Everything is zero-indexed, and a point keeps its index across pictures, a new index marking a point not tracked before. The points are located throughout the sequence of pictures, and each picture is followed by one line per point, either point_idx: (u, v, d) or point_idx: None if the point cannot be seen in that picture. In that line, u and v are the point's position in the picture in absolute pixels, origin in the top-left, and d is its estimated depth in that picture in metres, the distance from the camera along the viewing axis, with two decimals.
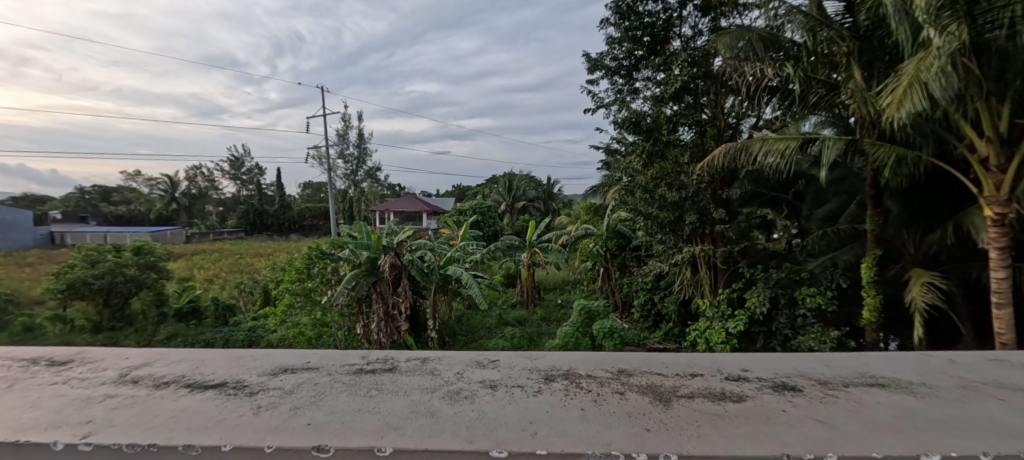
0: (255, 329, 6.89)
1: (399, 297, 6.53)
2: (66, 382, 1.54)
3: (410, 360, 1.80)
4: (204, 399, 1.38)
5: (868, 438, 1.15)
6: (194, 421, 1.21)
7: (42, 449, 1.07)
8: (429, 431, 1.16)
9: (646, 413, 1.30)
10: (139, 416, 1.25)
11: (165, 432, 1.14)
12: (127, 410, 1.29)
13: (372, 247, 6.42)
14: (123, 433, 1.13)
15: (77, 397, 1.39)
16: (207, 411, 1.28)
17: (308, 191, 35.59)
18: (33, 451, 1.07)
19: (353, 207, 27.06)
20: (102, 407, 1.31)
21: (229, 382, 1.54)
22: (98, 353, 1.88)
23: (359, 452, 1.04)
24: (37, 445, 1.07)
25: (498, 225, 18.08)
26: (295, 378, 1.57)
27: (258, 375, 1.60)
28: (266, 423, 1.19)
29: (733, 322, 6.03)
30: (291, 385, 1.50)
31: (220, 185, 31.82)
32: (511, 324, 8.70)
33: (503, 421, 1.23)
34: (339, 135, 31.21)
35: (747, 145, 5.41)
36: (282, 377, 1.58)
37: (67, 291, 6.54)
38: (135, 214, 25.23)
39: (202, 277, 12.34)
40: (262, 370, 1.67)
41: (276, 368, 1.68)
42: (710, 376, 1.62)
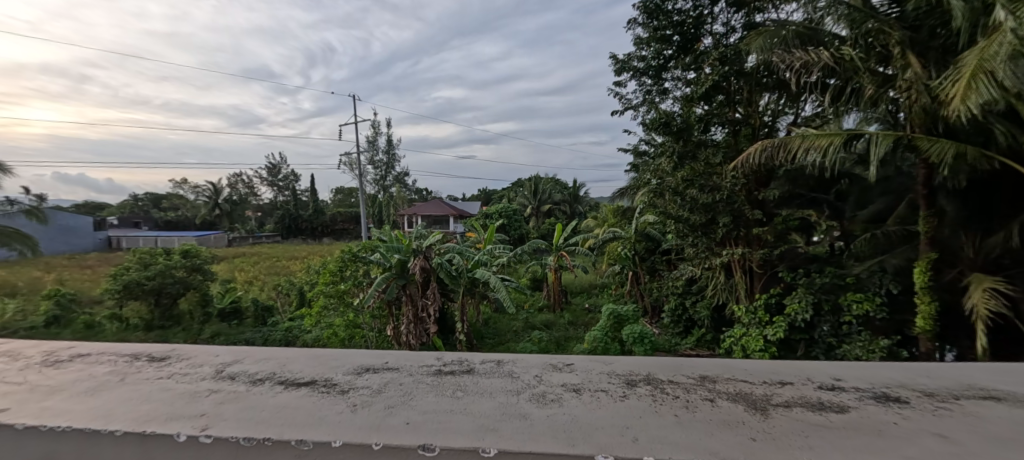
0: (292, 329, 7.19)
1: (429, 300, 6.58)
2: (172, 375, 1.64)
3: (486, 361, 1.82)
4: (299, 396, 1.43)
5: (997, 453, 1.07)
6: (297, 417, 1.26)
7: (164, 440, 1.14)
8: (526, 432, 1.16)
9: (745, 421, 1.26)
10: (245, 409, 1.32)
11: (271, 427, 1.19)
12: (233, 404, 1.35)
13: (402, 249, 6.54)
14: (236, 424, 1.20)
15: (184, 391, 1.48)
16: (305, 408, 1.33)
17: (340, 196, 36.75)
18: (156, 439, 1.15)
19: (382, 212, 27.71)
20: (209, 401, 1.39)
21: (321, 378, 1.60)
22: (190, 349, 1.99)
23: (464, 451, 1.06)
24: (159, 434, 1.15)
25: (524, 228, 18.10)
26: (382, 377, 1.61)
27: (342, 373, 1.66)
28: (367, 421, 1.23)
29: (771, 329, 5.79)
30: (382, 383, 1.54)
31: (258, 191, 33.37)
32: (538, 327, 8.65)
33: (600, 424, 1.22)
34: (369, 141, 32.16)
35: (785, 142, 5.17)
36: (368, 376, 1.62)
37: (122, 291, 7.04)
38: (181, 219, 26.88)
39: (242, 278, 12.94)
40: (344, 368, 1.72)
41: (359, 367, 1.73)
42: (801, 384, 1.55)
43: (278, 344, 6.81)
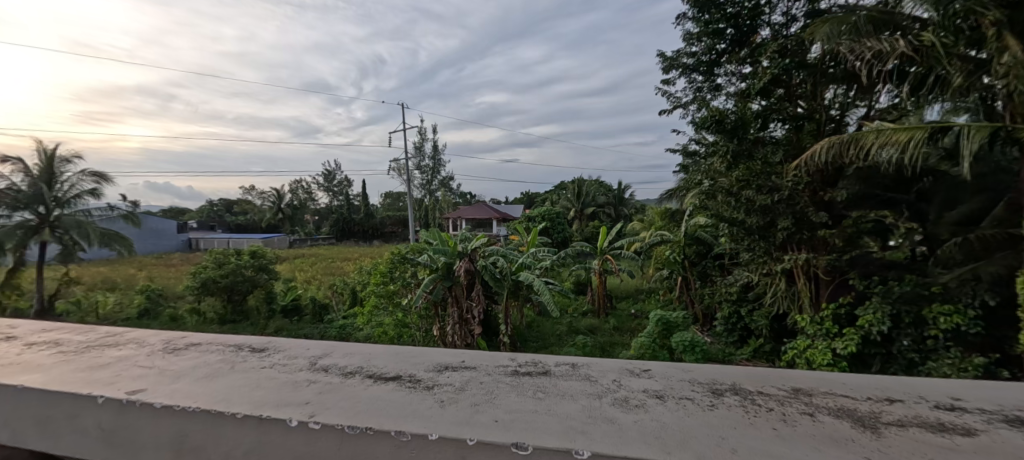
0: (346, 326, 7.60)
1: (473, 301, 6.68)
2: (274, 368, 1.20)
3: (562, 362, 1.36)
4: (385, 389, 1.05)
5: None
6: (385, 409, 0.90)
7: (182, 417, 0.84)
8: (615, 437, 0.83)
9: (855, 440, 0.92)
10: (273, 392, 0.98)
11: (368, 416, 0.85)
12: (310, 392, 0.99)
13: (448, 252, 6.69)
14: (260, 406, 0.87)
15: (271, 378, 1.09)
16: (392, 400, 0.97)
17: (389, 200, 38.34)
18: (167, 415, 0.84)
19: (428, 215, 28.61)
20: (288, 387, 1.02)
21: (407, 375, 1.17)
22: (290, 341, 1.50)
23: (556, 452, 0.72)
24: (167, 411, 0.84)
25: (567, 231, 17.96)
26: (459, 376, 1.19)
27: (427, 370, 1.24)
28: (459, 415, 0.89)
29: (841, 342, 5.31)
30: (454, 383, 1.13)
31: (316, 196, 35.62)
32: (582, 332, 8.52)
33: (700, 438, 0.88)
34: (417, 147, 33.37)
35: (857, 137, 4.74)
36: (445, 375, 1.19)
37: (202, 288, 7.82)
38: (250, 223, 29.34)
39: (301, 278, 13.86)
40: (429, 365, 1.29)
41: (435, 365, 1.29)
42: (912, 403, 1.14)
43: (333, 340, 7.23)
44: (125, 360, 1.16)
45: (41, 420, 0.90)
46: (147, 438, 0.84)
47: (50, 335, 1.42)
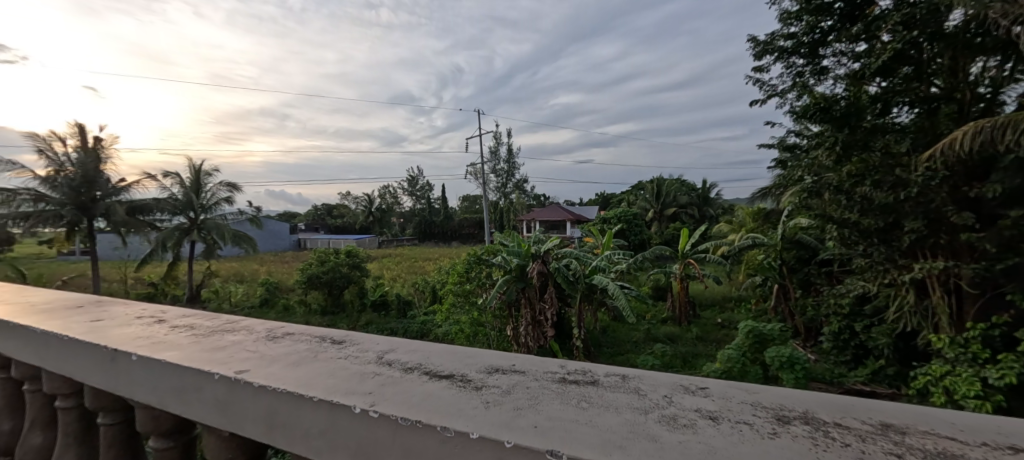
0: (427, 322, 8.05)
1: (546, 304, 6.67)
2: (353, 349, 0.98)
3: (615, 371, 0.72)
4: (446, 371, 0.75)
5: None
6: (446, 396, 0.63)
7: (214, 388, 0.72)
8: None
9: None
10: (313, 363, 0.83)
11: (432, 402, 0.60)
12: (372, 373, 0.75)
13: (522, 254, 6.74)
14: (291, 376, 0.72)
15: (351, 359, 0.88)
16: (448, 384, 0.68)
17: (466, 203, 39.89)
18: (201, 383, 0.74)
19: (503, 218, 29.28)
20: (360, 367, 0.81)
21: (457, 376, 0.74)
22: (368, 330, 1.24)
23: None
24: (200, 377, 0.74)
25: (646, 233, 17.22)
26: (506, 381, 0.70)
27: (475, 372, 0.77)
28: (511, 410, 0.56)
29: (993, 369, 4.38)
30: (499, 388, 0.67)
31: (401, 200, 38.34)
32: (661, 340, 8.08)
33: None
34: (493, 151, 34.33)
35: (1013, 121, 3.94)
36: (491, 378, 0.72)
37: (307, 282, 8.83)
38: (346, 225, 32.52)
39: (388, 275, 14.96)
40: (480, 366, 0.81)
41: (486, 366, 0.80)
42: None
43: (415, 334, 7.72)
44: (208, 327, 1.19)
45: (105, 379, 0.85)
46: (188, 407, 0.76)
47: (193, 310, 1.64)
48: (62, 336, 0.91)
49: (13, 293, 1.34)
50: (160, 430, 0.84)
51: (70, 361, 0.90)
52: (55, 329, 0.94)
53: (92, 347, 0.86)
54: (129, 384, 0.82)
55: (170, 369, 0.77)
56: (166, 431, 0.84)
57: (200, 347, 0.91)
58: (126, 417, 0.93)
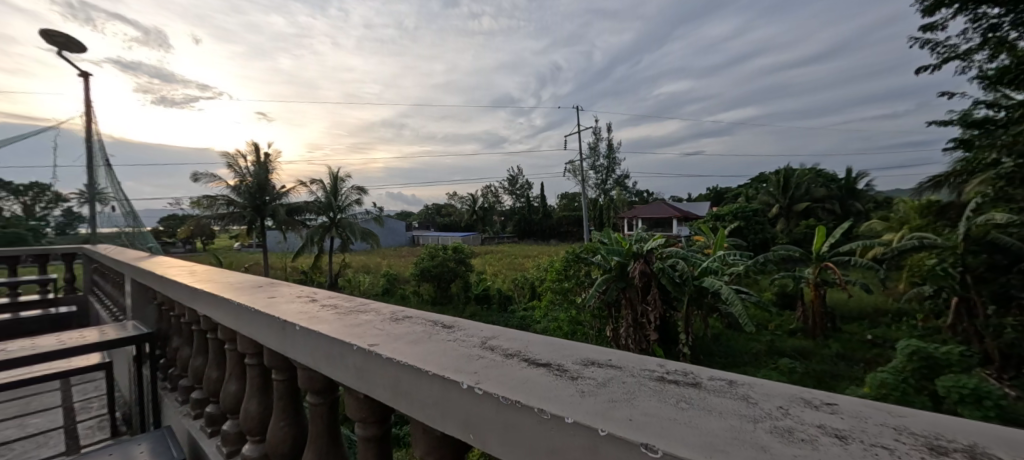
0: (526, 318, 8.29)
1: (648, 306, 6.30)
2: (458, 335, 1.03)
3: (719, 375, 0.67)
4: (543, 364, 0.76)
5: None
6: (536, 385, 0.63)
7: (354, 356, 0.84)
8: None
9: None
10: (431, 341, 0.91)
11: (526, 387, 0.62)
12: (474, 357, 0.80)
13: (622, 252, 6.44)
14: (413, 351, 0.81)
15: (457, 342, 0.94)
16: (544, 375, 0.69)
17: (565, 200, 39.77)
18: (344, 351, 0.87)
19: (603, 215, 28.57)
20: (466, 351, 0.86)
21: (554, 365, 0.76)
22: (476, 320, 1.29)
23: None
24: (344, 346, 0.86)
25: (769, 232, 15.30)
26: (602, 374, 0.69)
27: (571, 363, 0.77)
28: (603, 404, 0.55)
29: None
30: (595, 380, 0.66)
31: (502, 199, 39.84)
32: (788, 355, 7.13)
33: None
34: (593, 147, 33.67)
35: None
36: (587, 371, 0.72)
37: (420, 275, 9.75)
38: (452, 223, 34.93)
39: (491, 271, 15.67)
40: (576, 359, 0.81)
41: (582, 359, 0.80)
42: None
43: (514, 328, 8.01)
44: (347, 307, 1.39)
45: (276, 340, 1.06)
46: (334, 368, 0.90)
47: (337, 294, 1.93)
48: (250, 308, 1.14)
49: (217, 273, 1.73)
50: (315, 387, 1.01)
51: (255, 326, 1.12)
52: (246, 301, 1.18)
53: (270, 316, 1.07)
54: (294, 348, 1.00)
55: (322, 338, 0.92)
56: (318, 389, 1.01)
57: (345, 321, 1.06)
58: (290, 375, 1.13)
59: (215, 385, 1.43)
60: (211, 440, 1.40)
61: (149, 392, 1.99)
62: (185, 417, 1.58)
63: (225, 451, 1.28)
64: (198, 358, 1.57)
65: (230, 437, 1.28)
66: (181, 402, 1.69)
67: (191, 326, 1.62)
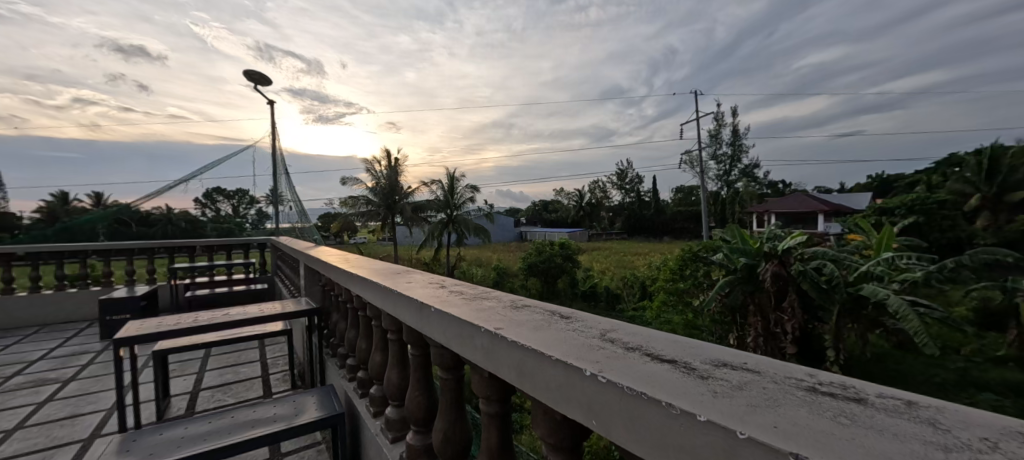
0: (635, 318, 7.97)
1: (784, 315, 5.34)
2: (576, 326, 1.04)
3: (890, 392, 0.56)
4: (668, 362, 0.72)
5: None
6: (662, 380, 0.61)
7: (484, 338, 0.90)
8: None
9: None
10: (551, 327, 0.94)
11: (651, 381, 0.60)
12: (594, 348, 0.79)
13: (750, 252, 5.72)
14: (537, 337, 0.84)
15: (576, 332, 0.94)
16: (670, 372, 0.65)
17: (681, 194, 36.89)
18: (474, 334, 0.93)
19: (725, 211, 25.78)
20: (586, 341, 0.86)
21: (680, 362, 0.71)
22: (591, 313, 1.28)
23: None
24: (475, 330, 0.93)
25: (959, 229, 12.10)
26: (736, 377, 0.63)
27: (700, 362, 0.72)
28: (739, 407, 0.50)
29: None
30: (728, 382, 0.61)
31: (611, 194, 38.68)
32: (987, 388, 5.58)
33: None
34: (714, 135, 30.57)
35: None
36: (719, 372, 0.66)
37: (529, 270, 10.07)
38: (559, 219, 35.09)
39: (599, 269, 15.36)
40: (704, 359, 0.75)
41: (711, 359, 0.74)
42: None
43: None
44: (471, 292, 1.49)
45: (415, 320, 1.19)
46: (463, 348, 0.98)
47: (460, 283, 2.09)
48: (394, 290, 1.31)
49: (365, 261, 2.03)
50: (444, 363, 1.11)
51: (398, 305, 1.28)
52: (390, 286, 1.35)
53: (410, 298, 1.20)
54: (430, 327, 1.11)
55: (455, 320, 1.00)
56: (447, 365, 1.11)
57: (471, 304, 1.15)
58: (423, 350, 1.27)
59: (363, 354, 1.70)
60: (362, 400, 1.68)
61: (317, 356, 2.45)
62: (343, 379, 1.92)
63: (373, 410, 1.54)
64: (352, 331, 1.89)
65: (376, 399, 1.53)
66: (339, 366, 2.06)
67: (348, 304, 1.93)
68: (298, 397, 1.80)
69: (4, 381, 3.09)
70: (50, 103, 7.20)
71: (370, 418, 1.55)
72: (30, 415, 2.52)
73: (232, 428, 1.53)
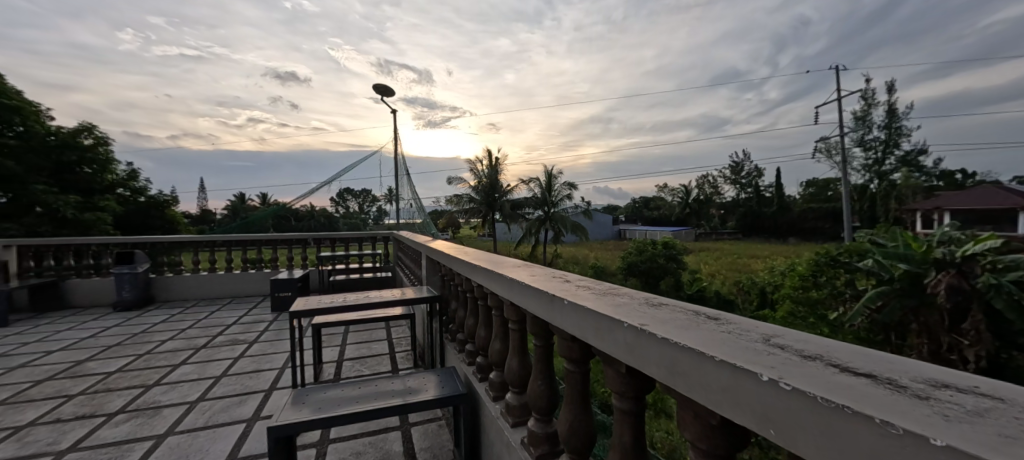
0: None
1: (965, 338, 4.18)
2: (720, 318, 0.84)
3: None
4: (860, 372, 0.52)
5: None
6: (860, 394, 0.44)
7: (624, 334, 0.78)
8: None
9: None
10: (696, 319, 0.78)
11: (845, 392, 0.44)
12: (748, 345, 0.62)
13: (912, 258, 4.64)
14: (686, 330, 0.70)
15: (719, 326, 0.76)
16: (864, 383, 0.47)
17: (814, 189, 31.78)
18: (613, 328, 0.82)
19: (875, 208, 21.53)
20: (737, 336, 0.68)
21: (873, 374, 0.51)
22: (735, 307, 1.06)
23: None
24: (613, 323, 0.82)
25: None
26: (972, 401, 0.42)
27: (903, 377, 0.50)
28: (992, 438, 0.32)
29: None
30: (962, 406, 0.41)
31: (723, 189, 35.09)
32: None
33: None
34: (861, 118, 25.68)
35: None
36: (942, 392, 0.44)
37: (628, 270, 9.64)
38: (663, 217, 32.94)
39: (708, 272, 14.05)
40: (909, 372, 0.52)
41: (923, 375, 0.51)
42: None
43: None
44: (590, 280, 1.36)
45: (543, 309, 1.13)
46: (598, 339, 0.88)
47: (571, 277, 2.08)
48: (517, 282, 1.28)
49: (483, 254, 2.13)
50: (573, 356, 1.06)
51: (523, 296, 1.26)
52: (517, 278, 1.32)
53: (537, 288, 1.16)
54: (559, 319, 1.03)
55: (588, 311, 0.90)
56: (575, 358, 1.06)
57: (602, 294, 1.05)
58: (547, 342, 1.26)
59: (483, 341, 1.79)
60: (481, 384, 1.77)
61: (437, 340, 2.67)
62: (463, 363, 2.05)
63: (493, 395, 1.60)
64: (471, 319, 2.01)
65: (496, 384, 1.59)
66: (458, 350, 2.21)
67: (467, 293, 2.07)
68: (425, 373, 1.96)
69: (212, 338, 3.98)
70: (232, 122, 9.29)
71: (490, 401, 1.61)
72: (230, 366, 3.21)
73: (375, 395, 1.73)
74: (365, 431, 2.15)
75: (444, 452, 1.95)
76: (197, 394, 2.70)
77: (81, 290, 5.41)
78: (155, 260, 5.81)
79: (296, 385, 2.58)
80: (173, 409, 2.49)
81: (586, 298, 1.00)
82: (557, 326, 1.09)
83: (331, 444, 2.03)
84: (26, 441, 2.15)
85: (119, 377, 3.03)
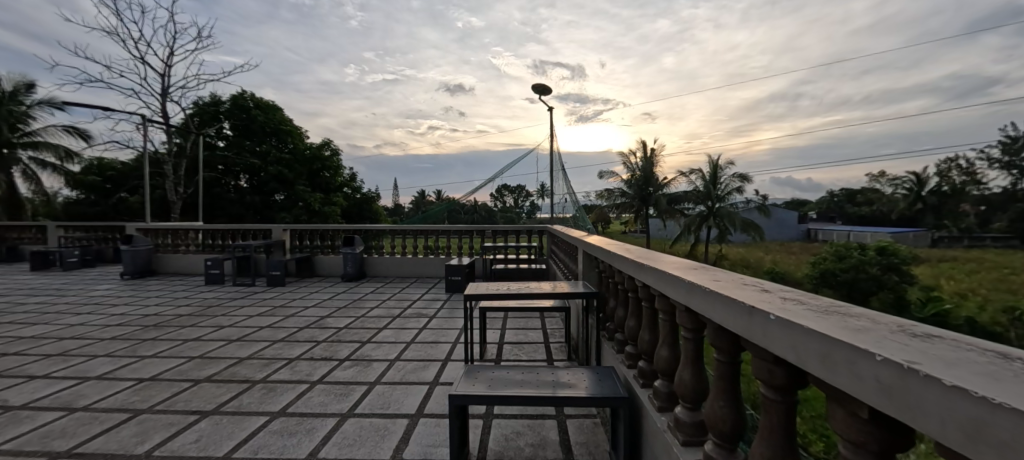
0: None
1: None
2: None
3: None
4: None
5: None
6: None
7: (874, 368, 0.52)
8: None
9: None
10: (996, 366, 0.44)
11: None
12: None
13: None
14: (991, 378, 0.40)
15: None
16: None
17: None
18: (853, 357, 0.56)
19: None
20: None
21: None
22: None
23: None
24: (852, 351, 0.56)
25: None
26: None
27: None
28: None
29: None
30: None
31: None
32: None
33: None
34: None
35: None
36: None
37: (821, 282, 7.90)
38: (879, 215, 25.86)
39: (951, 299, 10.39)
40: None
41: None
42: None
43: None
44: None
45: (735, 322, 0.89)
46: (826, 370, 0.61)
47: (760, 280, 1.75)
48: (697, 286, 1.07)
49: (649, 251, 1.98)
50: (776, 383, 0.82)
51: (706, 304, 1.03)
52: (699, 282, 1.09)
53: (727, 297, 0.92)
54: (760, 337, 0.79)
55: (812, 330, 0.65)
56: (780, 385, 0.81)
57: (826, 307, 0.76)
58: (732, 358, 1.03)
59: (648, 346, 1.67)
60: (644, 391, 1.66)
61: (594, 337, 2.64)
62: (623, 365, 1.96)
63: (658, 405, 1.47)
64: (633, 320, 1.91)
65: (662, 394, 1.46)
66: (618, 351, 2.14)
67: (629, 293, 1.96)
68: (583, 370, 1.95)
69: (404, 310, 4.82)
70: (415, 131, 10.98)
71: (654, 411, 1.49)
72: (417, 335, 3.81)
73: (539, 383, 1.80)
74: (523, 414, 2.28)
75: (603, 451, 1.93)
76: (394, 354, 3.28)
77: (324, 264, 7.21)
78: (367, 244, 7.34)
79: (467, 360, 2.91)
80: (380, 363, 3.09)
81: (808, 313, 0.73)
82: (753, 342, 0.84)
83: (495, 419, 2.23)
84: (294, 370, 2.96)
85: (346, 332, 3.91)
